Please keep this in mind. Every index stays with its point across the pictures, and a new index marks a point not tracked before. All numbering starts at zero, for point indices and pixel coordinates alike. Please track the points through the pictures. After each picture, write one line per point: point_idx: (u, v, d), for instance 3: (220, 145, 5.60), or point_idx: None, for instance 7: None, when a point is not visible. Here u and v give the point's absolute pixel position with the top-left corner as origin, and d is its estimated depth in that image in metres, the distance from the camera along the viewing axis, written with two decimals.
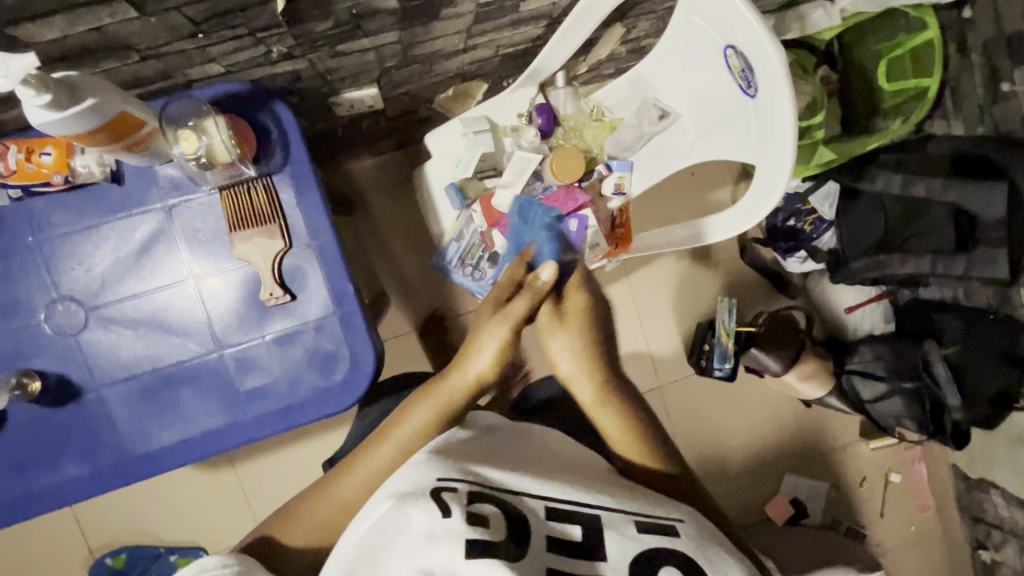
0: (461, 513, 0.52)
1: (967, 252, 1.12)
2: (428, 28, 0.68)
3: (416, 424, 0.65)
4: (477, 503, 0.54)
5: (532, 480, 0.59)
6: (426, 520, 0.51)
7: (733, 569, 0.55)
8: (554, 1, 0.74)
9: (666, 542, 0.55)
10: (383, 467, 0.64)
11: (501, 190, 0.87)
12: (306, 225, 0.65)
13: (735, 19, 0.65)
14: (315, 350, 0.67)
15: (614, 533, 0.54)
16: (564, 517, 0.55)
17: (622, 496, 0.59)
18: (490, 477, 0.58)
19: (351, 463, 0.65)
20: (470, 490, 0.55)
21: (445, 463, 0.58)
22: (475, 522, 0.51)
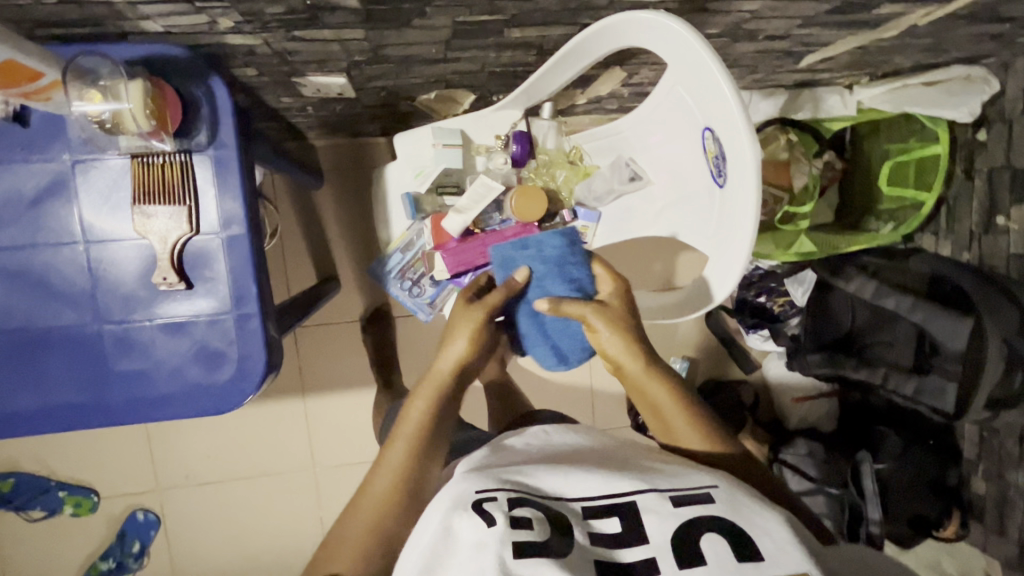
0: (505, 518, 0.51)
1: (921, 374, 1.09)
2: (399, 32, 0.63)
3: (417, 415, 0.67)
4: (517, 508, 0.52)
5: (565, 472, 0.57)
6: (472, 532, 0.50)
7: (770, 517, 0.53)
8: (543, 34, 0.68)
9: (706, 511, 0.53)
10: (397, 465, 0.63)
11: (454, 214, 0.81)
12: (219, 214, 0.61)
13: (719, 105, 0.61)
14: (203, 345, 0.62)
15: (649, 513, 0.53)
16: (600, 514, 0.53)
17: (655, 474, 0.57)
18: (525, 477, 0.56)
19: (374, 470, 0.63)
20: (509, 495, 0.53)
21: (479, 475, 0.56)
22: (519, 526, 0.50)
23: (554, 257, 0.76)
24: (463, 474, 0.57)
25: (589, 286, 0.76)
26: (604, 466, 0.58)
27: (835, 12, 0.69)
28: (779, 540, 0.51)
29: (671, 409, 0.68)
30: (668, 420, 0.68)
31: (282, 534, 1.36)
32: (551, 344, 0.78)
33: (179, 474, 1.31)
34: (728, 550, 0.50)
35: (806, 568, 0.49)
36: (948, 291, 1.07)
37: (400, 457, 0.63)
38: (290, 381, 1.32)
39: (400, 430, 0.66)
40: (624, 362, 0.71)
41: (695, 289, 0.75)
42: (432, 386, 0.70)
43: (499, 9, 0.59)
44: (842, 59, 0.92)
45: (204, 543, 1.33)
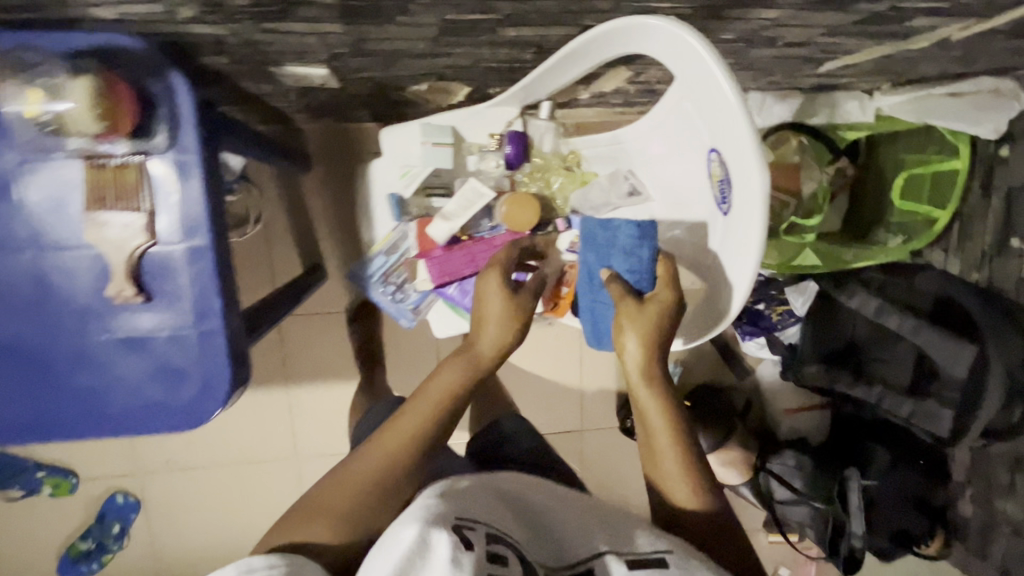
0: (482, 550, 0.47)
1: (917, 397, 1.06)
2: (381, 29, 0.57)
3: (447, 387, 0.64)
4: (493, 544, 0.49)
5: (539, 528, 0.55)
6: (451, 551, 0.45)
7: None
8: (541, 33, 0.62)
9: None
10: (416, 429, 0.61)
11: (439, 220, 0.77)
12: (181, 222, 0.56)
13: (729, 126, 0.56)
14: (164, 362, 0.58)
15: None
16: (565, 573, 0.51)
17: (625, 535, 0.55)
18: (502, 515, 0.53)
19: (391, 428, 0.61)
20: (486, 529, 0.50)
21: (459, 497, 0.52)
22: (494, 561, 0.47)
23: (624, 245, 0.70)
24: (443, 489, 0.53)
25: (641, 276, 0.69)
26: (578, 522, 0.57)
27: (863, 23, 0.62)
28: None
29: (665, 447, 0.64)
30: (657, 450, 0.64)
31: (264, 520, 1.35)
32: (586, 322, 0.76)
33: (160, 458, 1.30)
34: None
35: None
36: (953, 313, 1.03)
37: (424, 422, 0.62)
38: (273, 370, 1.29)
39: (427, 396, 0.64)
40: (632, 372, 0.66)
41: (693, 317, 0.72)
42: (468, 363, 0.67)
43: (492, 9, 0.53)
44: (865, 67, 0.86)
45: (185, 526, 1.33)
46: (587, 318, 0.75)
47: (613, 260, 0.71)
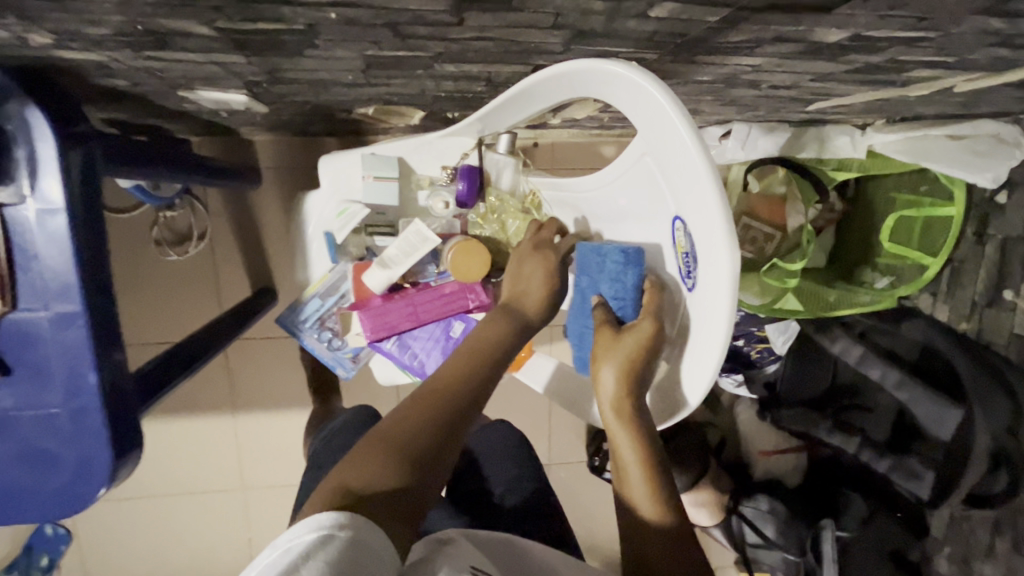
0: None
1: (896, 454, 1.01)
2: (292, 60, 0.48)
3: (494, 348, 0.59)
4: None
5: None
6: None
7: None
8: (488, 69, 0.54)
9: None
10: (466, 385, 0.55)
11: (376, 266, 0.68)
12: (44, 285, 0.47)
13: (694, 193, 0.48)
14: (29, 446, 0.50)
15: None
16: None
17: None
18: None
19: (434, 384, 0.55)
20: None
21: (464, 554, 0.53)
22: None
23: (610, 271, 0.60)
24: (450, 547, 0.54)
25: (631, 296, 0.58)
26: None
27: (856, 72, 0.54)
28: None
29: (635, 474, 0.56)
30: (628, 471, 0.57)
31: (210, 551, 1.27)
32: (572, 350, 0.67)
33: None
34: None
35: None
36: (942, 373, 0.96)
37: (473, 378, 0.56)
38: (219, 396, 1.21)
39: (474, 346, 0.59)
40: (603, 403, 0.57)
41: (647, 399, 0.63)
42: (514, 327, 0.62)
43: (418, 47, 0.44)
44: (858, 106, 0.78)
45: (122, 558, 1.25)
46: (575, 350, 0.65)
47: (601, 287, 0.61)
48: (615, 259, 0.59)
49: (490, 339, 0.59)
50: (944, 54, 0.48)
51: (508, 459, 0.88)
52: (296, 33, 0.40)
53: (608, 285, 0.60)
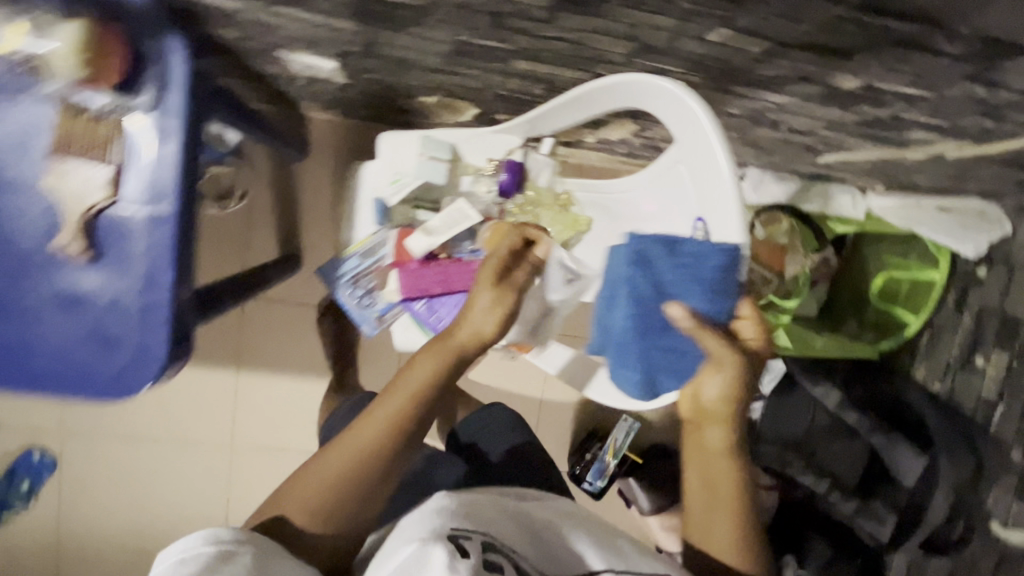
0: (479, 557, 0.52)
1: (864, 498, 1.06)
2: (394, 35, 0.57)
3: (418, 383, 0.60)
4: (488, 553, 0.54)
5: (528, 545, 0.60)
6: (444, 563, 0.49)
7: None
8: (554, 72, 0.62)
9: None
10: (383, 425, 0.59)
11: (420, 233, 0.76)
12: (150, 186, 0.54)
13: (715, 193, 0.62)
14: (100, 326, 0.55)
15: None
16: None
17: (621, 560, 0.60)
18: (496, 531, 0.58)
19: (353, 425, 0.60)
20: (482, 540, 0.55)
21: (453, 512, 0.57)
22: (490, 569, 0.52)
23: (706, 277, 0.60)
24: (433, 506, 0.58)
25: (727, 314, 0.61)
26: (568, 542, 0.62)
27: (865, 124, 0.63)
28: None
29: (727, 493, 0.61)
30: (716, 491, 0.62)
31: (188, 504, 1.29)
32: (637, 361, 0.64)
33: (90, 422, 1.24)
34: None
35: None
36: (910, 421, 1.04)
37: (391, 417, 0.59)
38: (227, 351, 1.25)
39: (400, 385, 0.61)
40: (714, 424, 0.62)
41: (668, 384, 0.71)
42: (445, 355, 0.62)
43: (507, 39, 0.53)
44: (860, 166, 0.88)
45: (101, 498, 1.26)
46: (638, 358, 0.63)
47: (671, 293, 0.61)
48: (717, 262, 0.60)
49: (420, 372, 0.61)
50: (939, 117, 0.57)
51: (505, 441, 0.97)
52: (414, 9, 0.49)
53: (706, 297, 0.60)
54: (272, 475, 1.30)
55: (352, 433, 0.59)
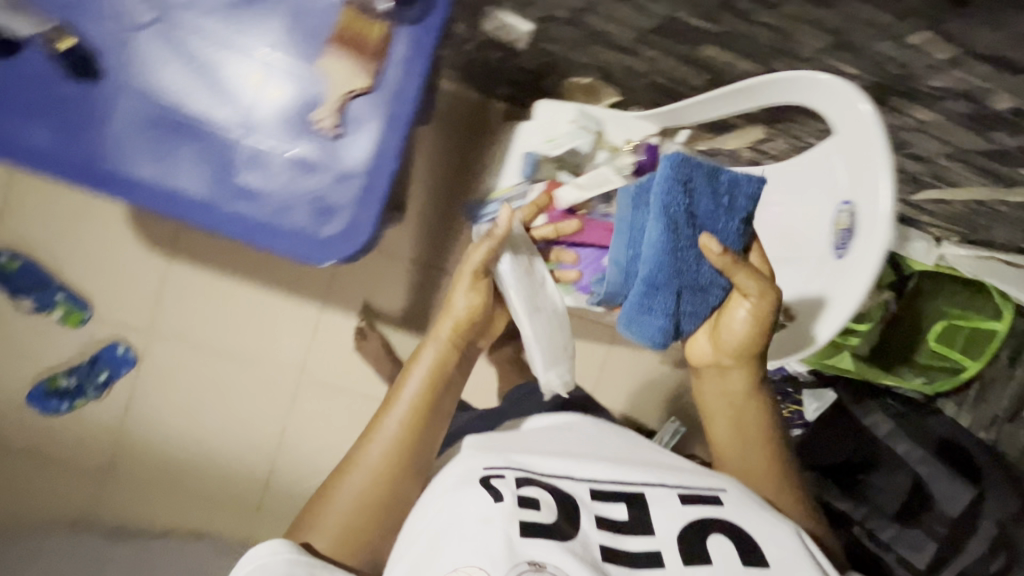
0: (513, 497, 0.62)
1: (902, 524, 1.11)
2: (614, 5, 0.67)
3: (415, 389, 0.71)
4: (524, 487, 0.63)
5: (564, 463, 0.68)
6: (479, 507, 0.60)
7: (778, 528, 0.63)
8: (731, 62, 0.73)
9: (713, 512, 0.64)
10: (395, 438, 0.69)
11: (570, 186, 0.85)
12: (397, 85, 0.63)
13: (867, 179, 0.64)
14: (324, 194, 0.64)
15: (659, 507, 0.64)
16: (608, 499, 0.65)
17: (669, 472, 0.69)
18: (530, 462, 0.68)
19: (366, 439, 0.70)
20: (518, 476, 0.65)
21: (486, 455, 0.68)
22: (525, 504, 0.61)
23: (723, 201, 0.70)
24: (468, 453, 0.70)
25: (738, 240, 0.72)
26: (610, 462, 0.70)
27: (986, 155, 0.73)
28: (788, 553, 0.62)
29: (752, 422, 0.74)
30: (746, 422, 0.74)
31: (246, 423, 1.34)
32: (676, 296, 0.72)
33: (177, 327, 1.30)
34: (735, 553, 0.60)
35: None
36: (956, 452, 1.12)
37: (399, 429, 0.69)
38: (316, 285, 1.32)
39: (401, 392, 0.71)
40: (735, 370, 0.73)
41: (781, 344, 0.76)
42: (437, 347, 0.73)
43: (717, 21, 0.63)
44: (950, 209, 0.97)
45: (167, 402, 1.31)
46: (669, 289, 0.71)
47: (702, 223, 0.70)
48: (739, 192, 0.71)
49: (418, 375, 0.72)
50: None
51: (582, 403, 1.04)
52: None
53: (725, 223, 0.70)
54: (330, 412, 1.36)
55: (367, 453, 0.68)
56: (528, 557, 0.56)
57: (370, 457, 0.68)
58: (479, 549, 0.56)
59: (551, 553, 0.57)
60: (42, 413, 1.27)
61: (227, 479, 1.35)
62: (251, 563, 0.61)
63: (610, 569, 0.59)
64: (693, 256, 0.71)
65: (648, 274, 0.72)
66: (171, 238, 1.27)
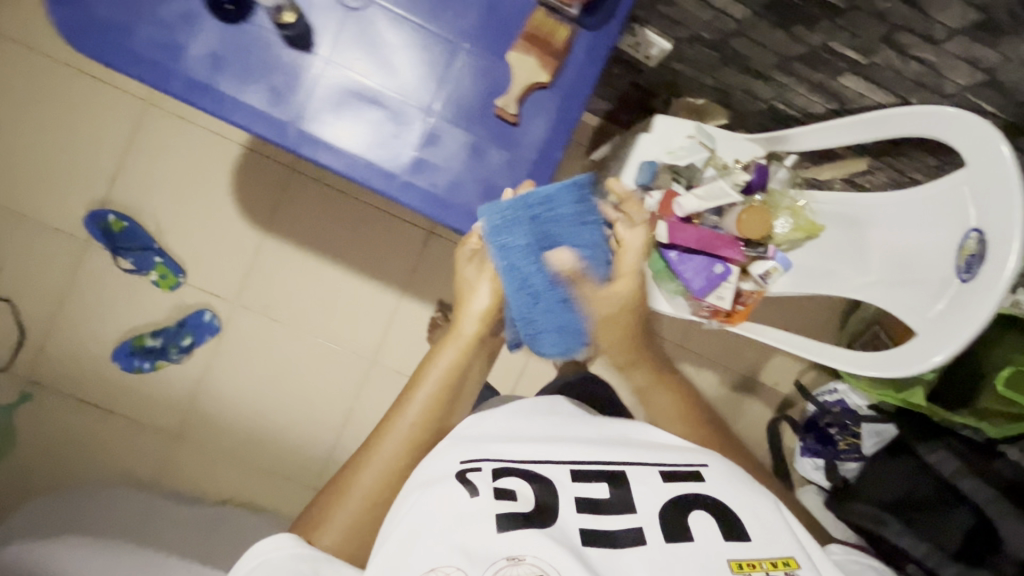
0: (488, 489, 0.63)
1: (965, 564, 1.15)
2: (769, 31, 0.73)
3: (427, 393, 0.75)
4: (502, 479, 0.64)
5: (539, 448, 0.67)
6: (461, 504, 0.61)
7: (762, 504, 0.62)
8: (864, 94, 0.78)
9: (692, 487, 0.63)
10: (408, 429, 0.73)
11: (690, 196, 0.90)
12: (571, 83, 0.69)
13: (998, 208, 0.67)
14: (493, 174, 0.69)
15: (640, 486, 0.63)
16: (591, 479, 0.64)
17: (652, 449, 0.67)
18: (506, 450, 0.67)
19: (377, 439, 0.73)
20: (496, 467, 0.65)
21: (469, 446, 0.69)
22: (500, 495, 0.62)
23: (569, 220, 0.68)
24: (448, 442, 0.70)
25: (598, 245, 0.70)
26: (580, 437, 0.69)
27: None
28: (771, 526, 0.61)
29: (663, 404, 0.76)
30: (654, 400, 0.77)
31: (313, 401, 1.37)
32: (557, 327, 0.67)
33: (261, 301, 1.34)
34: (716, 529, 0.60)
35: (791, 553, 0.59)
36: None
37: (412, 428, 0.73)
38: (396, 273, 1.37)
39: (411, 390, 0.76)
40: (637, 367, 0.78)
41: (886, 358, 0.77)
42: (458, 344, 0.80)
43: (871, 52, 0.69)
44: None
45: (243, 373, 1.35)
46: (551, 331, 0.67)
47: (561, 240, 0.68)
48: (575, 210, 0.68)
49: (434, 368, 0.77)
50: None
51: None
52: (828, 8, 0.65)
53: (580, 238, 0.68)
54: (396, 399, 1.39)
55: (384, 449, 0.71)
56: (506, 551, 0.58)
57: (382, 454, 0.71)
58: (457, 544, 0.58)
59: (529, 544, 0.58)
60: (125, 370, 1.32)
61: (289, 454, 1.37)
62: (255, 559, 0.61)
63: (591, 554, 0.59)
64: (561, 287, 0.67)
65: (524, 313, 0.67)
66: (267, 215, 1.33)
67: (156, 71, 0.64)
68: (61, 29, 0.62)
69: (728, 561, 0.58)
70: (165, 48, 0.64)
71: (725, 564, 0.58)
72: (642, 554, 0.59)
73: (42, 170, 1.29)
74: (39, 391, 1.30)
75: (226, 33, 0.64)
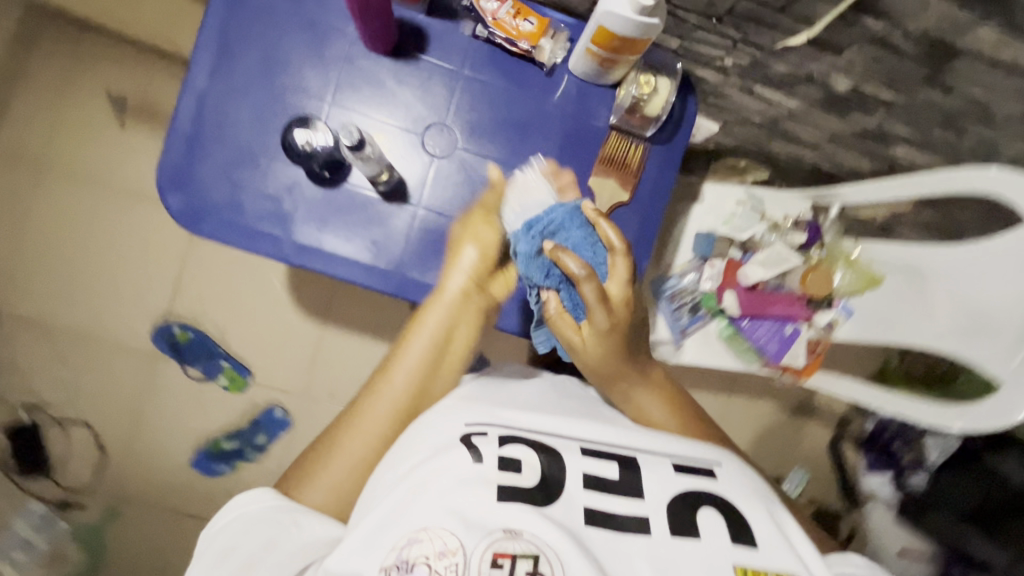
0: (494, 458, 0.52)
1: None
2: (824, 116, 0.77)
3: (414, 353, 0.63)
4: (508, 448, 0.54)
5: (547, 418, 0.58)
6: (458, 469, 0.51)
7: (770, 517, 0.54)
8: (914, 158, 0.82)
9: (704, 487, 0.54)
10: (394, 398, 0.62)
11: (755, 265, 0.95)
12: (649, 193, 0.73)
13: None
14: None
15: (649, 472, 0.55)
16: (599, 458, 0.55)
17: (657, 438, 0.59)
18: (513, 418, 0.58)
19: (364, 398, 0.63)
20: (501, 434, 0.55)
21: (468, 410, 0.59)
22: (505, 467, 0.52)
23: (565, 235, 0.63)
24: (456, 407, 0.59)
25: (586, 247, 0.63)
26: (580, 416, 0.61)
27: None
28: (778, 541, 0.52)
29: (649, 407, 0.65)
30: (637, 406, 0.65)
31: None
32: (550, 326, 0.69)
33: (325, 390, 1.37)
34: (725, 532, 0.51)
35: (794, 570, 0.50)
36: None
37: (403, 391, 0.62)
38: None
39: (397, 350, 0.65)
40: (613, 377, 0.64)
41: (977, 411, 0.80)
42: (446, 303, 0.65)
43: (925, 130, 0.73)
44: None
45: None
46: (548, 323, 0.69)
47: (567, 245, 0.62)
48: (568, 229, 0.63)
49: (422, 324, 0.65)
50: None
51: None
52: (885, 103, 0.69)
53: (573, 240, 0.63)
54: None
55: (366, 420, 0.61)
56: (502, 523, 0.47)
57: (369, 422, 0.62)
58: (447, 509, 0.48)
59: (527, 519, 0.48)
60: (205, 474, 1.35)
61: None
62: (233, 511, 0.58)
63: (590, 535, 0.49)
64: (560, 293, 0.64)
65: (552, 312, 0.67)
66: (324, 307, 1.37)
67: (268, 242, 0.68)
68: (178, 218, 0.67)
69: (732, 565, 0.49)
70: (274, 218, 0.68)
71: (731, 569, 0.49)
72: (647, 544, 0.50)
73: (104, 291, 1.33)
74: (127, 507, 1.34)
75: (327, 198, 0.69)
